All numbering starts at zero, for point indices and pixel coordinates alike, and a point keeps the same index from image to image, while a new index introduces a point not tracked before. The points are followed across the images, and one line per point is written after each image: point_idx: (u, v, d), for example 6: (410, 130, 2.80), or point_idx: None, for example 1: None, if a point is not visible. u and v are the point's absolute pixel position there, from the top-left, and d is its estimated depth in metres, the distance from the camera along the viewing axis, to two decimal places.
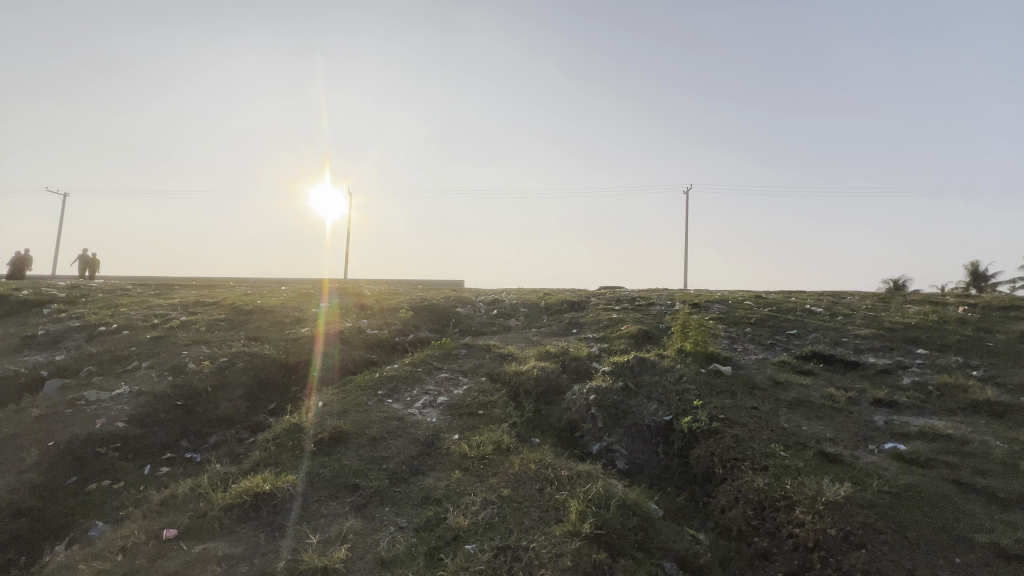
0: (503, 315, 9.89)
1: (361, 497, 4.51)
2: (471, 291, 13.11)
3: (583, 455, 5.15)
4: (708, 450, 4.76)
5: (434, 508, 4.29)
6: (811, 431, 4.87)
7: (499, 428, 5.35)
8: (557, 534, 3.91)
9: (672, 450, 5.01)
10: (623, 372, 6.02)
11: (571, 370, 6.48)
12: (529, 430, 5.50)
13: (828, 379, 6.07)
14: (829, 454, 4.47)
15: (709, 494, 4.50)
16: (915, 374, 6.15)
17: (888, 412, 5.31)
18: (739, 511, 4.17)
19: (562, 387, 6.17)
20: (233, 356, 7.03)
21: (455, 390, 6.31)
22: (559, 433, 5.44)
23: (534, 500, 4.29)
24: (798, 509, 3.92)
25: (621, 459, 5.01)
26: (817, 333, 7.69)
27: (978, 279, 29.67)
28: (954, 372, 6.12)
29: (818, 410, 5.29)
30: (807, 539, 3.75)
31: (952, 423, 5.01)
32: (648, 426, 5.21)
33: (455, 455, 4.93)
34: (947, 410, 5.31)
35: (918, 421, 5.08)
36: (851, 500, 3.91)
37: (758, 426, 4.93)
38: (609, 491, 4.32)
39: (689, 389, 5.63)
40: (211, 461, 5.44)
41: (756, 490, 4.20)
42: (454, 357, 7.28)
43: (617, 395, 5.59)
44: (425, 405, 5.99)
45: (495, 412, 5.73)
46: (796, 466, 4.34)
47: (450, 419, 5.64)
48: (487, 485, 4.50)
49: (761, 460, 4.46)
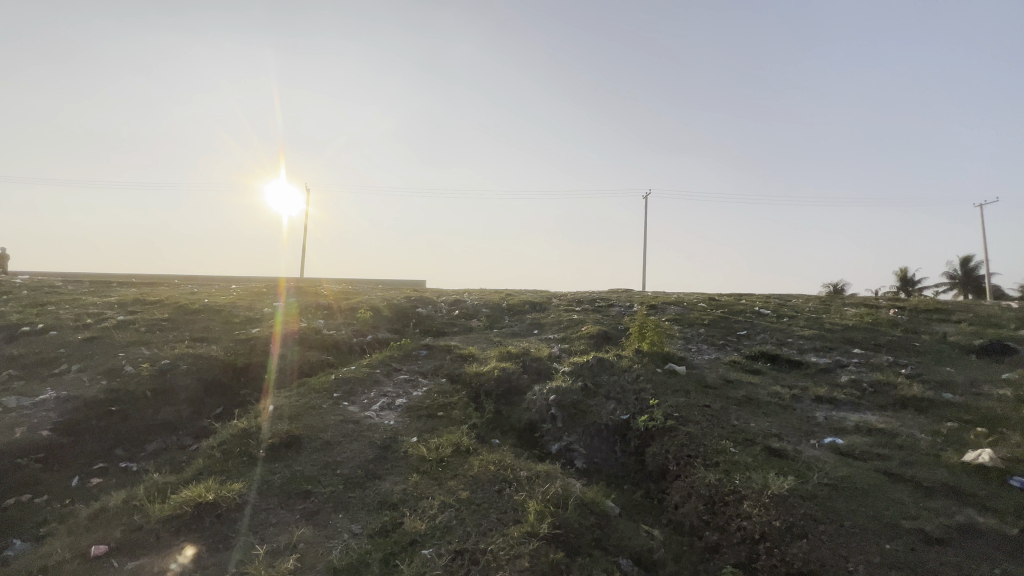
0: (464, 315, 9.85)
1: (312, 505, 4.35)
2: (432, 292, 12.94)
3: (543, 455, 5.18)
4: (663, 448, 4.91)
5: (390, 513, 4.20)
6: (758, 427, 5.11)
7: (458, 430, 5.31)
8: (515, 535, 3.92)
9: (629, 449, 5.13)
10: (582, 372, 6.11)
11: (532, 370, 6.54)
12: (489, 431, 5.49)
13: (774, 378, 6.39)
14: (774, 449, 4.71)
15: (663, 490, 4.64)
16: (852, 372, 6.57)
17: (828, 408, 5.65)
18: (691, 507, 4.31)
19: (523, 388, 6.20)
20: (176, 358, 6.64)
21: (414, 392, 6.21)
22: (519, 433, 5.47)
23: (493, 502, 4.27)
24: (746, 503, 4.09)
25: (579, 458, 5.08)
26: (764, 333, 8.09)
27: (906, 284, 32.27)
28: (886, 370, 6.58)
29: (764, 407, 5.55)
30: (754, 531, 3.91)
31: (884, 418, 5.38)
32: (606, 426, 5.31)
33: (413, 458, 4.85)
34: (879, 405, 5.70)
35: (854, 417, 5.42)
36: (794, 492, 4.12)
37: (709, 423, 5.13)
38: (567, 491, 4.37)
39: (646, 388, 5.79)
40: (149, 471, 5.10)
41: (707, 486, 4.35)
42: (414, 358, 7.17)
43: (577, 395, 5.67)
44: (383, 407, 5.87)
45: (455, 413, 5.68)
46: (744, 461, 4.53)
47: (409, 421, 5.54)
48: (445, 488, 4.44)
49: (712, 457, 4.64)
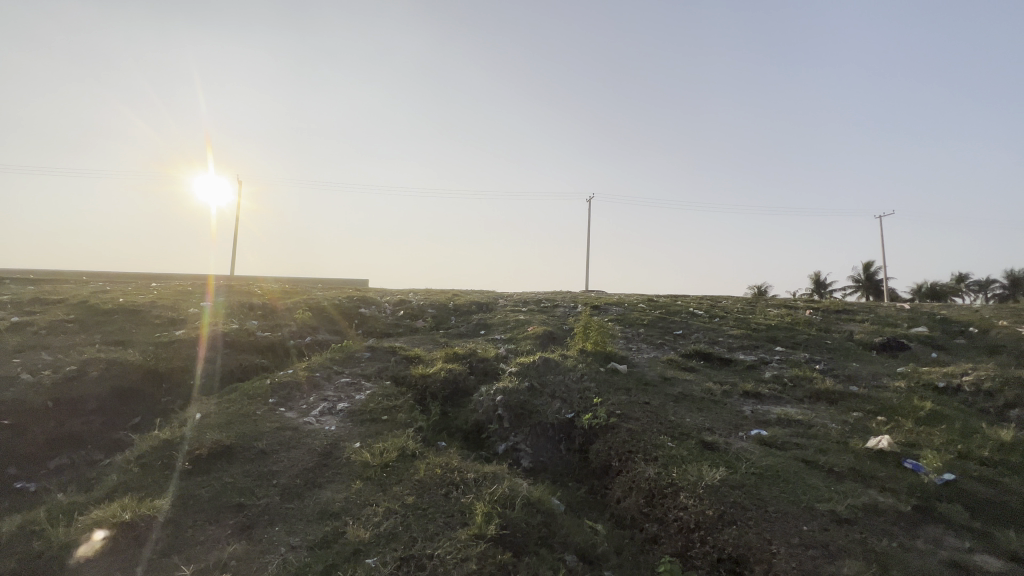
0: (409, 315, 9.67)
1: (245, 519, 4.08)
2: (375, 292, 12.57)
3: (489, 455, 5.20)
4: (606, 445, 5.07)
5: (331, 523, 4.03)
6: (693, 422, 5.41)
7: (404, 434, 5.20)
8: (462, 538, 3.89)
9: (574, 446, 5.26)
10: (528, 372, 6.19)
11: (479, 371, 6.54)
12: (435, 433, 5.42)
13: (707, 374, 6.80)
14: (708, 443, 5.00)
15: (606, 486, 4.79)
16: (774, 368, 7.13)
17: (754, 402, 6.09)
18: (632, 500, 4.49)
19: (470, 389, 6.18)
20: (85, 364, 6.01)
21: (356, 395, 6.01)
22: (465, 435, 5.47)
23: (439, 506, 4.22)
24: (682, 494, 4.31)
25: (526, 458, 5.14)
26: (698, 333, 8.58)
27: (818, 287, 35.48)
28: (803, 366, 7.20)
29: (698, 403, 5.90)
30: (689, 521, 4.12)
31: (802, 410, 5.88)
32: (552, 425, 5.41)
33: (356, 464, 4.68)
34: (798, 398, 6.22)
35: (777, 409, 5.88)
36: (725, 482, 4.40)
37: (649, 419, 5.37)
38: (514, 491, 4.40)
39: (590, 387, 5.96)
40: (51, 490, 4.58)
41: (647, 480, 4.55)
42: (356, 361, 6.94)
43: (523, 394, 5.73)
44: (323, 412, 5.63)
45: (400, 416, 5.55)
46: (680, 455, 4.78)
47: (351, 426, 5.35)
48: (391, 494, 4.33)
49: (652, 452, 4.85)
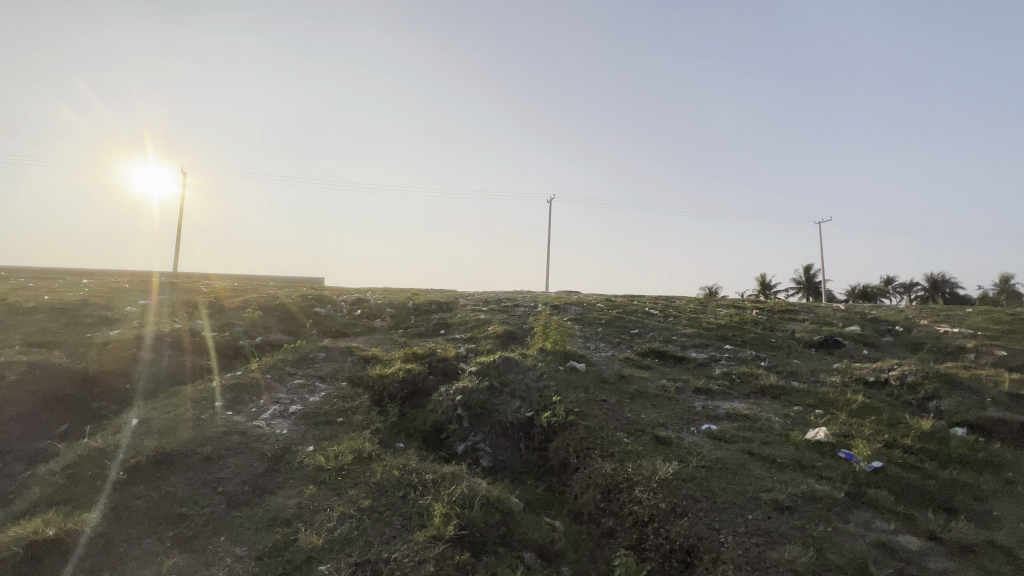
0: (368, 315, 9.45)
1: (186, 530, 3.85)
2: (330, 290, 12.18)
3: (449, 456, 5.17)
4: (564, 442, 5.14)
5: (282, 531, 3.87)
6: (648, 418, 5.58)
7: (360, 436, 5.07)
8: (419, 540, 3.83)
9: (533, 444, 5.31)
10: (488, 371, 6.19)
11: (438, 371, 6.48)
12: (392, 435, 5.33)
13: (662, 372, 7.04)
14: (661, 438, 5.17)
15: (565, 483, 4.86)
16: (723, 365, 7.47)
17: (704, 397, 6.35)
18: (589, 496, 4.58)
19: (429, 389, 6.11)
20: (4, 368, 5.50)
21: (310, 397, 5.81)
22: (424, 436, 5.41)
23: (396, 509, 4.14)
24: (637, 488, 4.43)
25: (485, 457, 5.14)
26: (653, 332, 8.86)
27: (764, 287, 37.41)
28: (749, 363, 7.58)
29: (653, 399, 6.09)
30: (644, 514, 4.23)
31: (748, 405, 6.19)
32: (511, 423, 5.43)
33: (309, 469, 4.52)
34: (745, 394, 6.54)
35: (726, 404, 6.16)
36: (677, 476, 4.55)
37: (606, 417, 5.48)
38: (472, 490, 4.38)
39: (549, 385, 6.03)
40: None
41: (604, 475, 4.65)
42: (311, 362, 6.71)
43: (483, 394, 5.73)
44: (275, 415, 5.40)
45: (356, 418, 5.42)
46: (635, 450, 4.92)
47: (304, 429, 5.16)
48: (345, 498, 4.21)
49: (608, 448, 4.96)
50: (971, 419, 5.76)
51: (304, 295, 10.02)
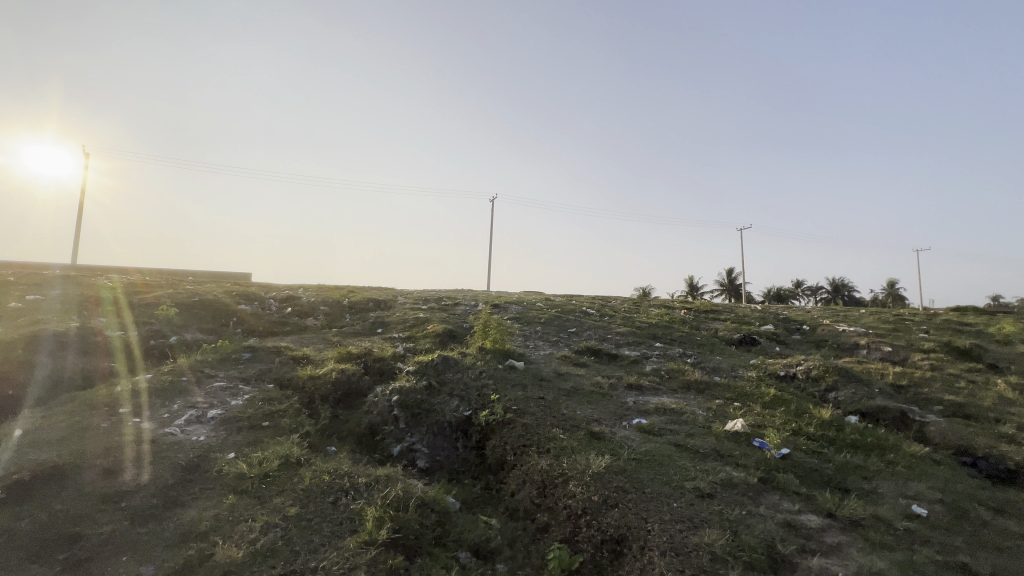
0: (299, 313, 8.99)
1: (81, 551, 3.46)
2: (257, 287, 11.43)
3: (384, 458, 5.03)
4: (502, 440, 5.18)
5: (196, 546, 3.58)
6: (583, 414, 5.76)
7: (288, 440, 4.81)
8: (349, 547, 3.69)
9: (470, 444, 5.30)
10: (427, 371, 6.10)
11: (374, 371, 6.29)
12: (324, 439, 5.11)
13: (597, 369, 7.29)
14: (595, 433, 5.35)
15: (501, 480, 4.89)
16: (653, 362, 7.86)
17: (636, 393, 6.66)
18: (525, 492, 4.64)
19: (364, 390, 5.92)
20: None
21: (232, 400, 5.42)
22: (358, 439, 5.23)
23: (326, 515, 3.96)
24: (571, 483, 4.53)
25: (422, 458, 5.07)
26: (589, 330, 9.15)
27: (692, 288, 39.77)
28: (677, 359, 8.03)
29: (588, 396, 6.29)
30: (577, 507, 4.33)
31: (675, 399, 6.56)
32: (449, 423, 5.39)
33: (229, 477, 4.22)
34: (672, 389, 6.93)
35: (655, 399, 6.49)
36: (609, 469, 4.72)
37: (543, 414, 5.59)
38: (408, 492, 4.30)
39: (487, 384, 6.05)
40: None
41: (539, 471, 4.73)
42: (233, 363, 6.27)
43: (420, 394, 5.64)
44: (190, 420, 4.98)
45: (284, 422, 5.13)
46: (571, 446, 5.05)
47: (224, 434, 4.81)
48: (270, 507, 3.98)
49: (545, 444, 5.05)
50: (862, 407, 6.47)
51: (228, 292, 9.33)
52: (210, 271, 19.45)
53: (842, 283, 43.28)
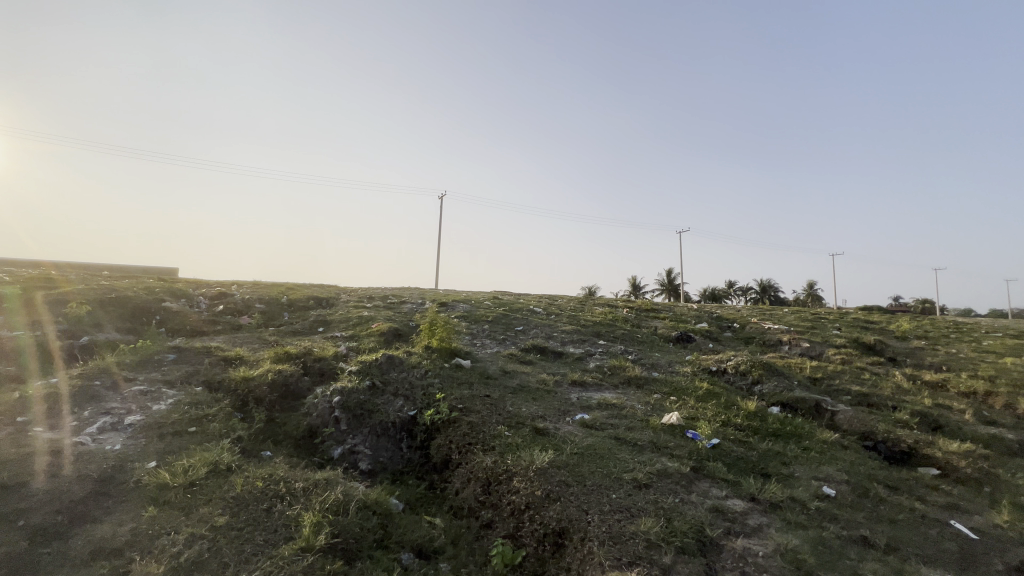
0: (232, 311, 8.47)
1: None
2: (184, 283, 10.64)
3: (323, 461, 4.85)
4: (447, 439, 5.14)
5: (110, 563, 3.28)
6: (528, 411, 5.84)
7: (217, 446, 4.52)
8: (284, 554, 3.53)
9: (414, 444, 5.23)
10: (370, 370, 5.95)
11: (314, 372, 6.06)
12: (258, 443, 4.86)
13: (542, 366, 7.41)
14: (539, 429, 5.44)
15: (446, 479, 4.86)
16: (597, 359, 8.11)
17: (579, 389, 6.84)
18: (469, 490, 4.64)
19: (303, 392, 5.68)
20: None
21: (154, 405, 5.01)
22: (296, 442, 5.01)
23: (259, 523, 3.76)
24: (515, 479, 4.58)
25: (364, 459, 4.94)
26: (536, 328, 9.28)
27: (635, 288, 41.33)
28: (619, 356, 8.33)
29: (533, 393, 6.38)
30: (521, 502, 4.38)
31: (617, 394, 6.81)
32: (393, 423, 5.30)
33: (148, 488, 3.90)
34: (614, 384, 7.19)
35: (598, 395, 6.70)
36: (552, 464, 4.82)
37: (489, 411, 5.60)
38: (348, 495, 4.17)
39: (433, 383, 5.99)
40: None
41: (484, 469, 4.74)
42: (156, 365, 5.81)
43: (363, 394, 5.50)
44: (104, 428, 4.56)
45: (213, 426, 4.81)
46: (515, 442, 5.09)
47: (144, 442, 4.44)
48: (196, 517, 3.72)
49: (490, 442, 5.07)
50: (783, 399, 7.01)
51: (150, 287, 8.62)
52: (131, 266, 17.90)
53: (770, 283, 46.51)
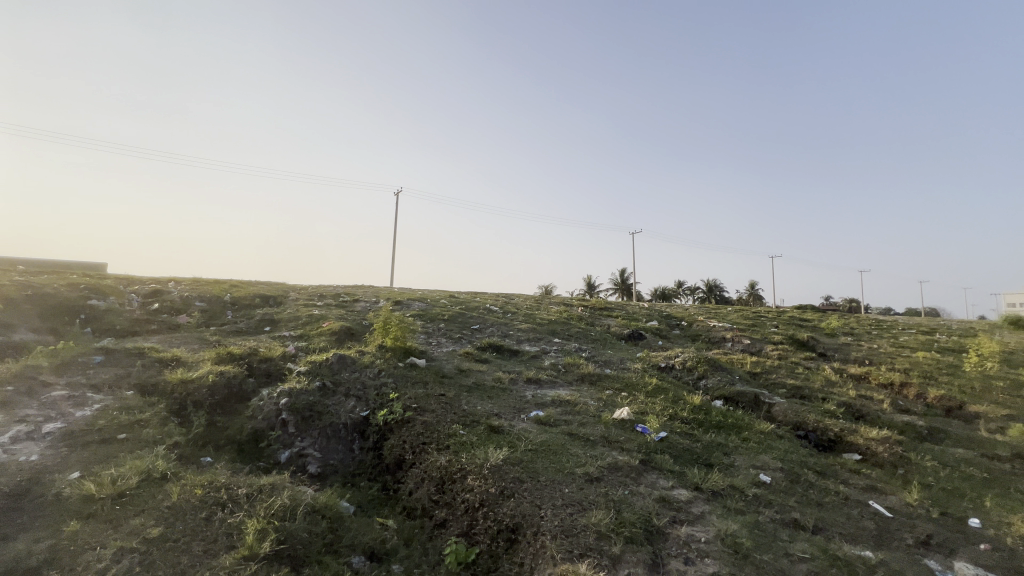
0: (169, 309, 7.95)
1: None
2: (114, 279, 9.86)
3: (269, 465, 4.65)
4: (400, 439, 5.06)
5: None
6: (483, 409, 5.84)
7: (152, 453, 4.23)
8: (225, 564, 3.35)
9: (367, 445, 5.11)
10: (320, 371, 5.78)
11: (260, 373, 5.80)
12: (197, 449, 4.59)
13: (498, 364, 7.45)
14: (494, 427, 5.46)
15: (399, 480, 4.79)
16: (551, 356, 8.24)
17: (534, 386, 6.93)
18: (423, 490, 4.59)
19: (247, 394, 5.42)
20: None
21: (79, 411, 4.63)
22: (239, 447, 4.78)
23: (196, 532, 3.55)
24: (469, 477, 4.57)
25: (313, 463, 4.78)
26: (492, 327, 9.32)
27: (590, 288, 42.25)
28: (573, 353, 8.50)
29: (489, 391, 6.40)
30: (475, 500, 4.38)
31: (571, 391, 6.95)
32: (344, 425, 5.16)
33: (71, 501, 3.59)
34: (568, 381, 7.33)
35: (552, 392, 6.81)
36: (507, 461, 4.85)
37: (444, 410, 5.56)
38: (295, 500, 4.02)
39: (387, 382, 5.88)
40: None
41: (438, 468, 4.71)
42: (80, 369, 5.36)
43: (313, 395, 5.32)
44: (18, 437, 4.16)
45: (147, 432, 4.50)
46: (470, 440, 5.09)
47: (65, 452, 4.08)
48: (127, 530, 3.47)
49: (444, 441, 5.03)
50: (725, 393, 7.40)
51: (74, 284, 7.95)
52: (53, 261, 16.41)
53: (715, 283, 48.85)
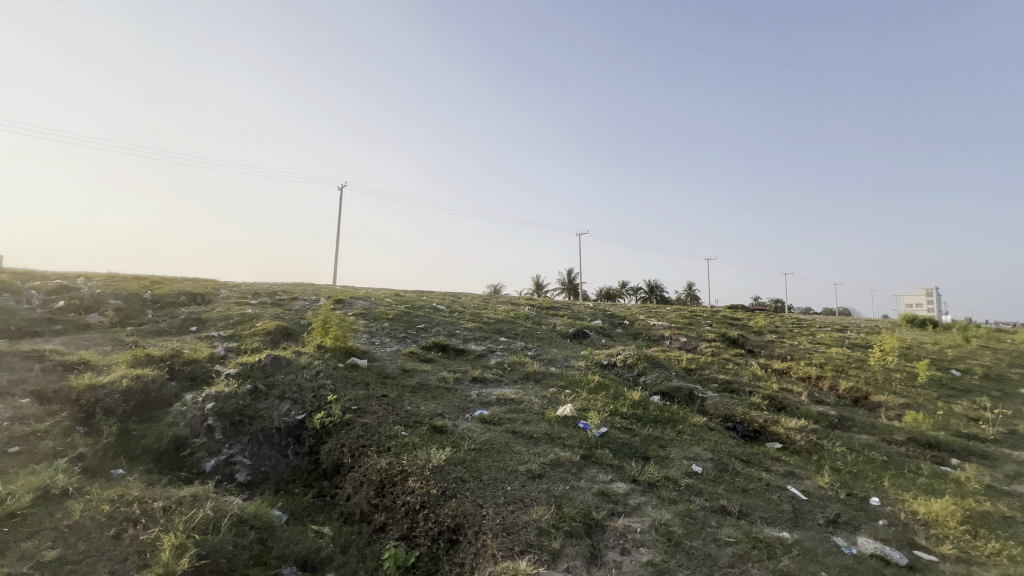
0: (77, 308, 7.21)
1: None
2: (11, 274, 8.82)
3: (192, 475, 4.34)
4: (338, 443, 4.88)
5: None
6: (426, 410, 5.75)
7: (51, 466, 3.82)
8: None
9: (302, 449, 4.89)
10: (252, 373, 5.46)
11: (183, 377, 5.39)
12: (106, 461, 4.19)
13: (443, 364, 7.37)
14: (437, 427, 5.39)
15: (336, 485, 4.62)
16: (497, 355, 8.27)
17: (479, 385, 6.92)
18: (362, 495, 4.45)
19: (167, 399, 5.02)
20: None
21: None
22: (158, 457, 4.42)
23: (102, 553, 3.24)
24: (410, 479, 4.48)
25: (242, 471, 4.51)
26: (438, 326, 9.21)
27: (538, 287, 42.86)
28: (519, 352, 8.57)
29: (433, 391, 6.31)
30: (415, 502, 4.30)
31: (515, 389, 7.01)
32: (277, 429, 4.90)
33: None
34: (513, 379, 7.38)
35: (497, 391, 6.83)
36: (449, 461, 4.80)
37: (385, 411, 5.42)
38: (220, 512, 3.77)
39: (325, 384, 5.66)
40: None
41: (378, 471, 4.58)
42: None
43: (243, 399, 5.03)
44: None
45: (47, 444, 4.06)
46: (412, 442, 4.99)
47: None
48: (18, 553, 3.11)
49: (385, 443, 4.91)
50: (662, 388, 7.74)
51: None
52: None
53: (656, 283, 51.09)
